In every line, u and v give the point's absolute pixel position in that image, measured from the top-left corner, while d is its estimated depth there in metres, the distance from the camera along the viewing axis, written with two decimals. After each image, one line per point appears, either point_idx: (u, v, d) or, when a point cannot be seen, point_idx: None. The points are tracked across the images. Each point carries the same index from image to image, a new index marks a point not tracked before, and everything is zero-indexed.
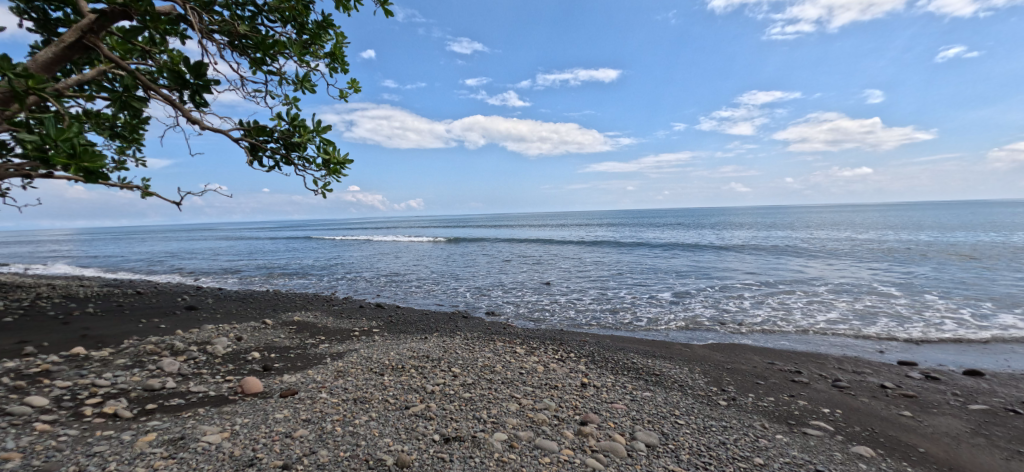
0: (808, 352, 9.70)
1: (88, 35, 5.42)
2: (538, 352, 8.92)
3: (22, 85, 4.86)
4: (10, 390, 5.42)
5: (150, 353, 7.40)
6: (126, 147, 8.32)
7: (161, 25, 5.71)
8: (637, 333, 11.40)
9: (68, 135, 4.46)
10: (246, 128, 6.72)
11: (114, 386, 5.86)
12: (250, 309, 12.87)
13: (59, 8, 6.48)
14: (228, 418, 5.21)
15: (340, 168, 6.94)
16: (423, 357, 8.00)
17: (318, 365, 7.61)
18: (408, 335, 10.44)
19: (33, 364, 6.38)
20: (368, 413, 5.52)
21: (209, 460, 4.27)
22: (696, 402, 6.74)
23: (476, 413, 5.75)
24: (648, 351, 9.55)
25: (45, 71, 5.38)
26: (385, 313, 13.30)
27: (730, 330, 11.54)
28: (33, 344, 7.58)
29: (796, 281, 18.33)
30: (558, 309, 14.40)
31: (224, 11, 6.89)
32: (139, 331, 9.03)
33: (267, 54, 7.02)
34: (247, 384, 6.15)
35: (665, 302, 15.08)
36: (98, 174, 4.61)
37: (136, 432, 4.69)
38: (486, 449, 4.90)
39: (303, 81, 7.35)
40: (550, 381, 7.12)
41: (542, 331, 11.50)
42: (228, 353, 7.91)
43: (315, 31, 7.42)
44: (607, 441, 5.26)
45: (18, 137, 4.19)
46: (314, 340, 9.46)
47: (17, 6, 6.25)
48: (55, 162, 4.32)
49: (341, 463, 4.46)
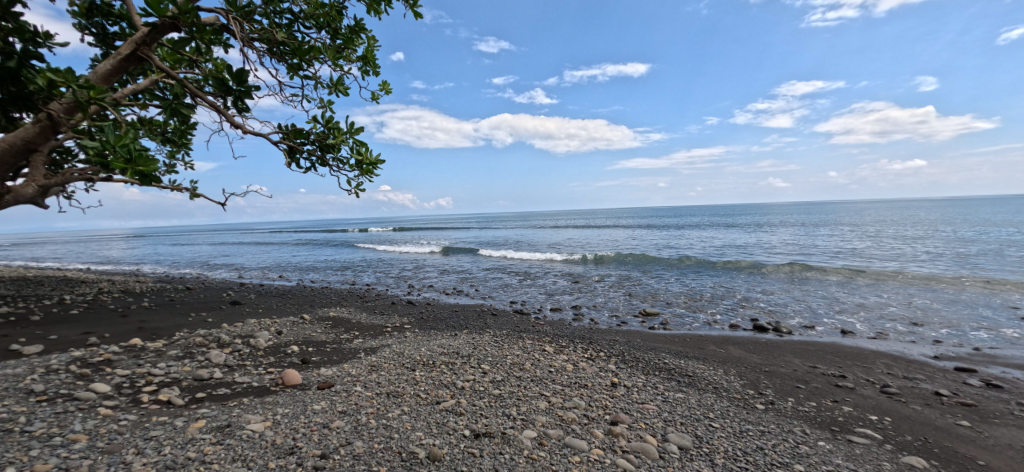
0: (851, 354, 9.27)
1: (142, 48, 5.91)
2: (567, 351, 8.85)
3: (84, 95, 5.32)
4: (77, 377, 5.84)
5: (199, 344, 7.85)
6: (176, 152, 8.88)
7: (207, 35, 6.12)
8: (669, 333, 11.19)
9: (125, 141, 4.87)
10: (284, 132, 7.12)
11: (167, 376, 6.24)
12: (289, 305, 13.41)
13: (115, 23, 7.33)
14: (270, 408, 5.46)
15: (372, 168, 7.24)
16: (454, 353, 8.12)
17: (353, 359, 7.87)
18: (439, 333, 10.56)
19: (96, 353, 6.86)
20: (400, 407, 5.67)
21: (254, 448, 4.49)
22: (731, 405, 6.56)
23: (505, 410, 5.80)
24: (681, 352, 9.35)
25: (104, 82, 5.89)
26: (417, 311, 13.47)
27: (767, 331, 11.14)
28: (96, 335, 8.15)
29: (842, 281, 17.35)
30: (590, 309, 14.21)
31: (263, 19, 7.31)
32: (189, 324, 9.57)
33: (303, 60, 7.39)
34: (287, 376, 6.44)
35: (698, 302, 14.69)
36: (151, 177, 5.05)
37: (188, 419, 4.99)
38: (516, 446, 4.95)
39: (337, 84, 7.71)
40: (579, 380, 7.09)
41: (572, 330, 11.41)
42: (270, 347, 8.26)
43: (347, 36, 7.74)
44: (637, 442, 5.21)
45: (82, 143, 4.61)
46: (349, 335, 9.76)
47: (80, 22, 7.17)
48: (113, 167, 4.72)
49: (375, 454, 4.60)
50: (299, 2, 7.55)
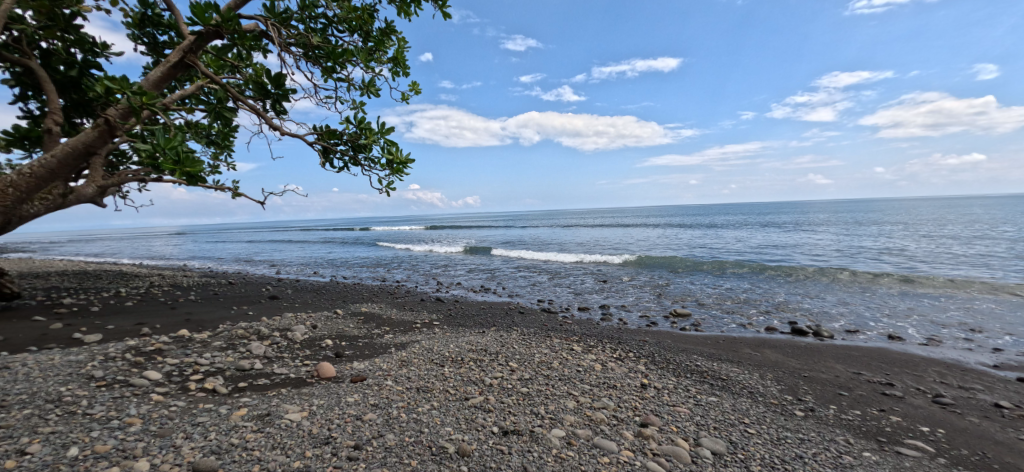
0: (898, 361, 8.79)
1: (189, 55, 6.31)
2: (595, 351, 8.77)
3: (137, 102, 5.74)
4: (132, 365, 6.21)
5: (241, 336, 8.22)
6: (220, 154, 9.32)
7: (247, 42, 6.44)
8: (700, 334, 10.91)
9: (173, 144, 5.20)
10: (319, 132, 7.43)
11: (212, 365, 6.56)
12: (324, 300, 13.85)
13: (165, 32, 7.78)
14: (307, 399, 5.66)
15: (402, 167, 7.55)
16: (482, 350, 8.18)
17: (384, 354, 8.06)
18: (467, 330, 10.67)
19: (148, 342, 7.28)
20: (430, 402, 5.77)
21: (292, 436, 4.67)
22: (768, 411, 6.34)
23: (533, 408, 5.80)
24: (714, 354, 9.10)
25: (155, 88, 6.29)
26: (445, 308, 13.64)
27: (806, 335, 10.70)
28: (148, 326, 8.67)
29: (890, 284, 16.44)
30: (619, 309, 14.02)
31: (300, 24, 7.60)
32: (231, 317, 10.05)
33: (337, 63, 7.63)
34: (322, 369, 6.66)
35: (731, 304, 14.26)
36: (196, 177, 5.47)
37: (231, 407, 5.24)
38: (545, 445, 4.95)
39: (368, 86, 7.94)
40: (608, 380, 7.01)
41: (600, 330, 11.29)
42: (306, 340, 8.56)
43: (378, 38, 7.93)
44: (669, 445, 5.12)
45: (136, 146, 5.04)
46: (380, 331, 10.00)
47: (134, 33, 7.65)
48: (163, 168, 5.14)
49: (406, 447, 4.69)
50: (333, 6, 7.79)
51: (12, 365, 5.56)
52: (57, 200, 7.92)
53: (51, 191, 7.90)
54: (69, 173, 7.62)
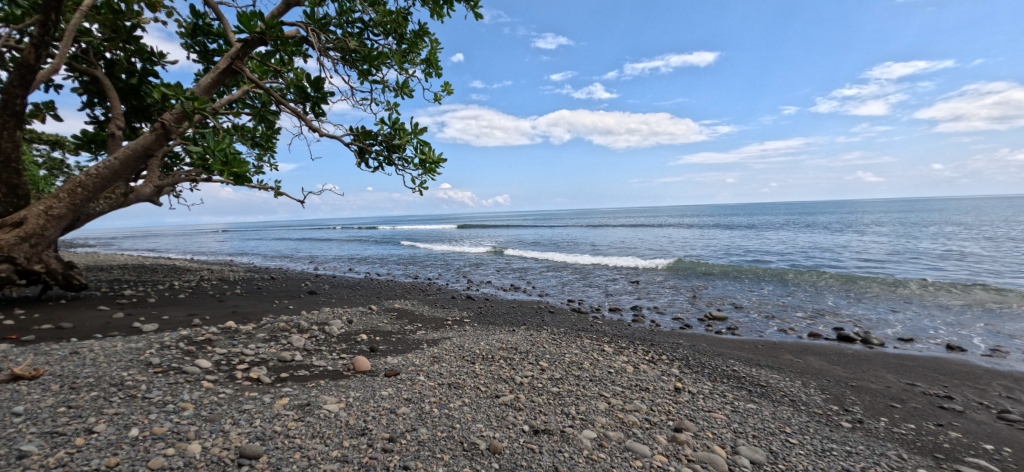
0: (957, 372, 8.22)
1: (235, 62, 6.71)
2: (627, 352, 8.64)
3: (190, 106, 6.10)
4: (185, 353, 6.60)
5: (282, 329, 8.59)
6: (263, 155, 9.76)
7: (289, 47, 6.74)
8: (737, 338, 10.55)
9: (222, 146, 5.51)
10: (355, 133, 7.70)
11: (257, 356, 6.89)
12: (359, 296, 14.27)
13: (214, 40, 8.22)
14: (344, 391, 5.85)
15: (434, 167, 7.81)
16: (512, 349, 8.21)
17: (417, 350, 8.23)
18: (497, 328, 10.73)
19: (199, 333, 7.72)
20: (462, 399, 5.84)
21: (330, 426, 4.83)
22: (811, 421, 6.06)
23: (564, 408, 5.77)
24: (752, 359, 8.77)
25: (205, 94, 6.69)
26: (475, 305, 13.77)
27: (854, 342, 10.15)
28: (198, 317, 9.20)
29: (948, 290, 15.36)
30: (651, 310, 13.75)
31: (337, 29, 7.86)
32: (274, 310, 10.52)
33: (372, 65, 7.84)
34: (357, 363, 6.87)
35: (771, 308, 13.72)
36: (243, 177, 5.77)
37: (274, 395, 5.49)
38: (576, 445, 4.91)
39: (402, 87, 8.14)
40: (640, 382, 6.89)
41: (632, 331, 11.11)
42: (342, 334, 8.85)
43: (412, 40, 8.09)
44: (704, 452, 4.99)
45: (189, 148, 5.37)
46: (412, 327, 10.21)
47: (187, 42, 8.13)
48: (213, 169, 5.46)
49: (439, 441, 4.77)
50: (369, 11, 8.01)
51: (81, 350, 6.02)
52: (120, 199, 8.67)
53: (115, 191, 8.66)
54: (130, 173, 8.25)
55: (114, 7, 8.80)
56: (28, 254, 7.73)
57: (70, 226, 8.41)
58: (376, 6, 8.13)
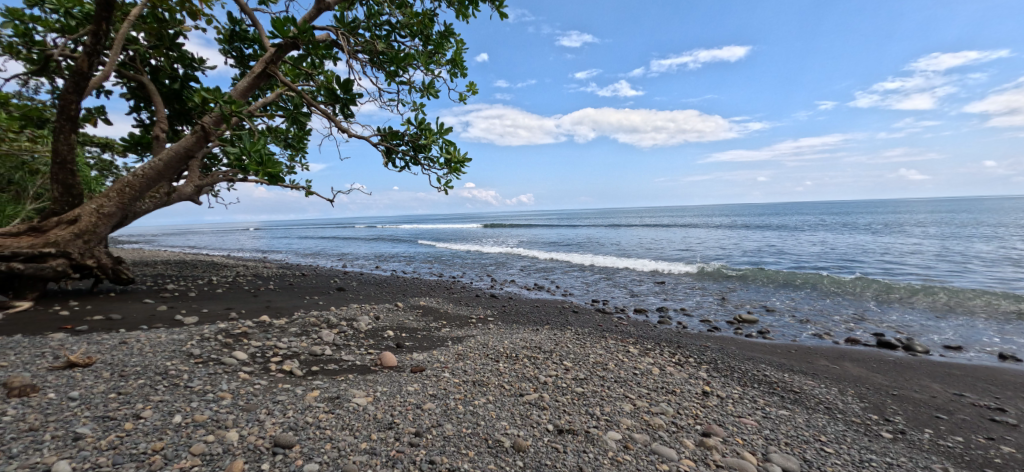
0: (1009, 383, 7.74)
1: (270, 66, 6.97)
2: (653, 354, 8.51)
3: (228, 110, 6.38)
4: (223, 345, 6.90)
5: (313, 324, 8.86)
6: (295, 155, 10.07)
7: (320, 51, 6.95)
8: (768, 342, 10.25)
9: (258, 147, 5.73)
10: (383, 134, 7.87)
11: (289, 349, 7.13)
12: (385, 293, 14.55)
13: (250, 46, 8.55)
14: (371, 385, 6.00)
15: (459, 166, 7.90)
16: (536, 348, 8.22)
17: (442, 347, 8.34)
18: (521, 327, 10.75)
19: (236, 326, 8.04)
20: (486, 396, 5.89)
21: (359, 419, 4.96)
22: (848, 430, 5.83)
23: (588, 409, 5.74)
24: (785, 364, 8.49)
25: (242, 97, 6.97)
26: (499, 304, 13.83)
27: (895, 348, 9.69)
28: (235, 310, 9.59)
29: (999, 297, 14.46)
30: (678, 312, 13.49)
31: (366, 32, 8.04)
32: (305, 306, 10.86)
33: (399, 67, 7.98)
34: (384, 358, 7.01)
35: (804, 312, 13.24)
36: (277, 177, 5.99)
37: (306, 388, 5.67)
38: (600, 446, 4.88)
39: (428, 88, 8.25)
40: (666, 385, 6.78)
41: (658, 332, 10.93)
42: (369, 330, 9.05)
43: (438, 41, 8.21)
44: (734, 458, 4.88)
45: (227, 150, 5.61)
46: (437, 324, 10.36)
47: (225, 48, 8.48)
48: (249, 169, 5.70)
49: (464, 438, 4.82)
50: (396, 13, 8.17)
51: (129, 340, 6.37)
52: (164, 198, 9.13)
53: (159, 190, 9.12)
54: (173, 174, 8.69)
55: (159, 17, 9.25)
56: (82, 250, 8.23)
57: (120, 223, 8.92)
58: (403, 8, 8.28)
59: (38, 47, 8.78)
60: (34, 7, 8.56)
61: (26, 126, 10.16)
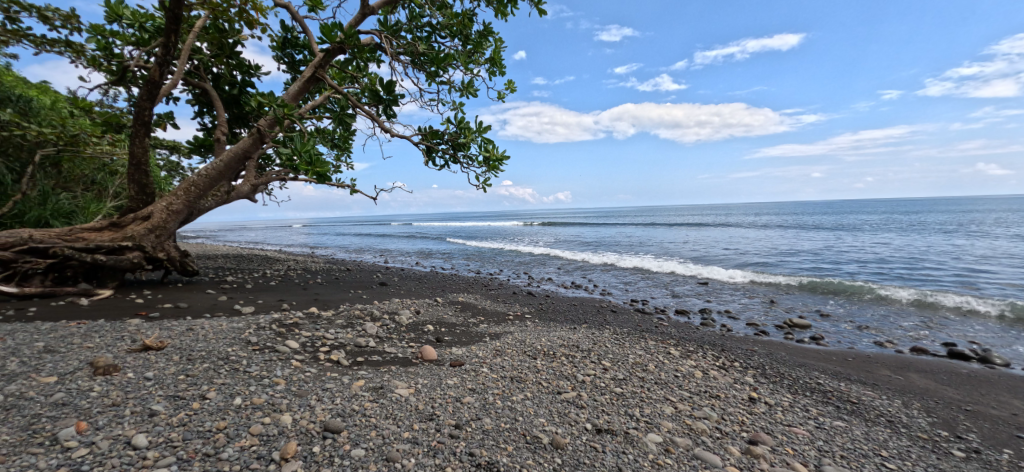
0: None
1: (319, 70, 7.31)
2: (695, 356, 8.27)
3: (280, 113, 6.74)
4: (276, 333, 7.32)
5: (357, 316, 9.24)
6: (341, 155, 10.48)
7: (364, 54, 7.21)
8: (822, 349, 9.70)
9: (307, 147, 6.02)
10: (423, 133, 8.07)
11: (336, 340, 7.47)
12: (425, 288, 14.91)
13: (300, 52, 8.98)
14: (413, 377, 6.18)
15: (497, 164, 7.99)
16: (574, 346, 8.19)
17: (480, 342, 8.46)
18: (558, 325, 10.74)
19: (288, 316, 8.51)
20: (524, 392, 5.93)
21: (402, 409, 5.14)
22: (913, 445, 5.45)
23: (628, 409, 5.66)
24: (840, 373, 8.01)
25: (293, 101, 7.35)
26: (537, 302, 13.86)
27: (968, 359, 8.93)
28: (286, 302, 10.14)
29: None
30: (723, 314, 13.00)
31: (408, 34, 8.26)
32: (350, 299, 11.32)
33: (440, 67, 8.15)
34: (424, 351, 7.21)
35: (862, 318, 12.43)
36: (324, 176, 6.27)
37: (352, 377, 5.92)
38: (640, 448, 4.81)
39: (467, 87, 8.38)
40: (710, 389, 6.58)
41: (701, 335, 10.60)
42: (410, 324, 9.32)
43: (477, 41, 8.31)
44: (783, 469, 4.68)
45: (280, 151, 5.94)
46: (476, 320, 10.52)
47: (278, 54, 8.96)
48: (300, 169, 6.00)
49: (502, 432, 4.89)
50: (437, 14, 8.33)
51: (195, 327, 6.88)
52: (224, 196, 9.77)
53: (220, 189, 9.77)
54: (232, 174, 9.27)
55: (220, 27, 9.89)
56: (154, 244, 8.94)
57: (186, 219, 9.63)
58: (443, 10, 8.44)
59: (116, 59, 9.60)
60: (113, 23, 9.35)
61: (106, 131, 11.14)
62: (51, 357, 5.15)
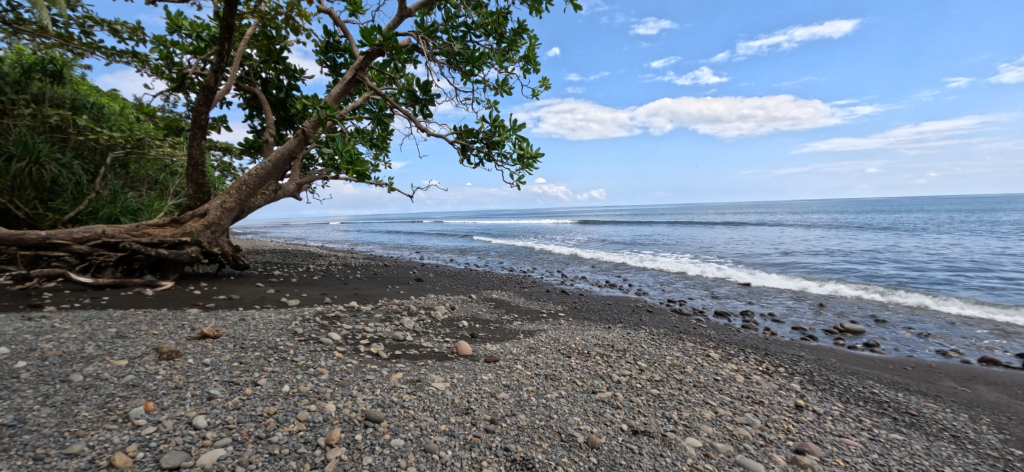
0: None
1: (358, 73, 7.56)
2: (737, 360, 7.99)
3: (323, 114, 7.01)
4: (320, 326, 7.64)
5: (395, 311, 9.51)
6: (379, 154, 10.78)
7: (402, 55, 7.39)
8: (876, 356, 9.14)
9: (348, 147, 6.25)
10: (458, 132, 8.20)
11: (375, 333, 7.72)
12: (460, 284, 15.15)
13: (341, 55, 9.30)
14: (448, 371, 6.31)
15: (531, 161, 8.01)
16: (609, 346, 8.10)
17: (514, 339, 8.52)
18: (592, 324, 10.65)
19: (330, 310, 8.86)
20: (558, 390, 5.93)
21: (439, 402, 5.26)
22: (981, 464, 5.07)
23: (665, 412, 5.56)
24: (898, 382, 7.53)
25: (335, 102, 7.64)
26: (570, 300, 13.79)
27: None
28: (329, 296, 10.57)
29: None
30: (766, 317, 12.48)
31: (443, 35, 8.39)
32: (388, 294, 11.66)
33: (475, 66, 8.24)
34: (460, 347, 7.35)
35: (922, 324, 11.62)
36: (364, 175, 6.49)
37: (391, 369, 6.11)
38: (678, 452, 4.72)
39: (502, 85, 8.42)
40: (753, 394, 6.35)
41: (742, 338, 10.22)
42: (445, 319, 9.51)
43: (511, 38, 8.34)
44: None
45: (323, 151, 6.20)
46: (509, 317, 10.60)
47: (320, 58, 9.32)
48: (341, 168, 6.24)
49: (537, 429, 4.91)
50: (472, 14, 8.41)
51: (246, 318, 7.29)
52: (272, 195, 10.28)
53: (268, 188, 10.30)
54: (279, 173, 9.74)
55: (268, 34, 10.40)
56: (209, 239, 9.54)
57: (238, 216, 10.21)
58: (478, 9, 8.52)
59: (176, 67, 10.27)
60: (173, 33, 10.01)
61: (167, 135, 11.95)
62: (122, 342, 5.60)
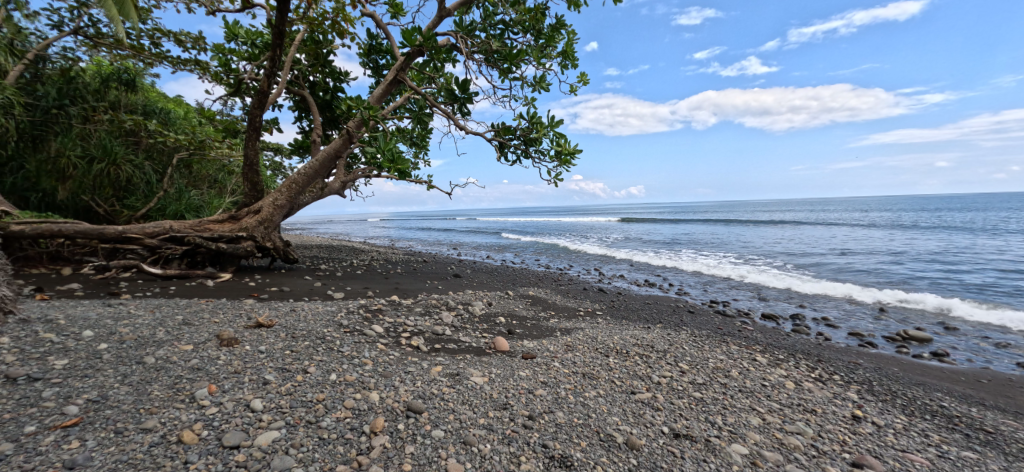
0: None
1: (399, 73, 7.78)
2: (786, 365, 7.63)
3: (366, 115, 7.26)
4: (363, 318, 7.93)
5: (434, 305, 9.74)
6: (419, 152, 11.04)
7: (441, 55, 7.52)
8: (945, 367, 8.46)
9: (390, 147, 6.45)
10: (496, 130, 8.27)
11: (416, 327, 7.93)
12: (497, 281, 15.29)
13: (383, 56, 9.58)
14: (486, 367, 6.40)
15: (569, 158, 7.97)
16: (648, 346, 7.94)
17: (550, 336, 8.53)
18: (631, 323, 10.47)
19: (373, 303, 9.18)
20: (597, 389, 5.89)
21: (478, 397, 5.35)
22: None
23: (708, 416, 5.40)
24: (970, 396, 6.95)
25: (377, 103, 7.90)
26: (608, 299, 13.62)
27: None
28: (372, 290, 10.95)
29: None
30: (819, 321, 11.82)
31: (482, 33, 8.46)
32: (427, 289, 11.94)
33: (513, 63, 8.26)
34: (498, 343, 7.44)
35: (998, 334, 10.65)
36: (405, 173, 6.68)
37: (431, 363, 6.27)
38: (723, 459, 4.58)
39: (539, 82, 8.41)
40: (804, 402, 6.05)
41: (792, 342, 9.75)
42: (483, 315, 9.64)
43: (549, 34, 8.29)
44: None
45: (367, 150, 6.43)
46: (546, 314, 10.60)
47: (364, 60, 9.64)
48: (384, 167, 6.45)
49: (575, 427, 4.91)
50: (510, 11, 8.43)
51: (296, 309, 7.69)
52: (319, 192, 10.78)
53: (315, 186, 10.81)
54: (325, 172, 10.17)
55: (316, 39, 10.87)
56: (263, 234, 10.12)
57: (289, 213, 10.77)
58: (516, 6, 8.52)
59: (233, 73, 10.92)
60: (231, 41, 10.66)
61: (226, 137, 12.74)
62: (188, 329, 6.05)
